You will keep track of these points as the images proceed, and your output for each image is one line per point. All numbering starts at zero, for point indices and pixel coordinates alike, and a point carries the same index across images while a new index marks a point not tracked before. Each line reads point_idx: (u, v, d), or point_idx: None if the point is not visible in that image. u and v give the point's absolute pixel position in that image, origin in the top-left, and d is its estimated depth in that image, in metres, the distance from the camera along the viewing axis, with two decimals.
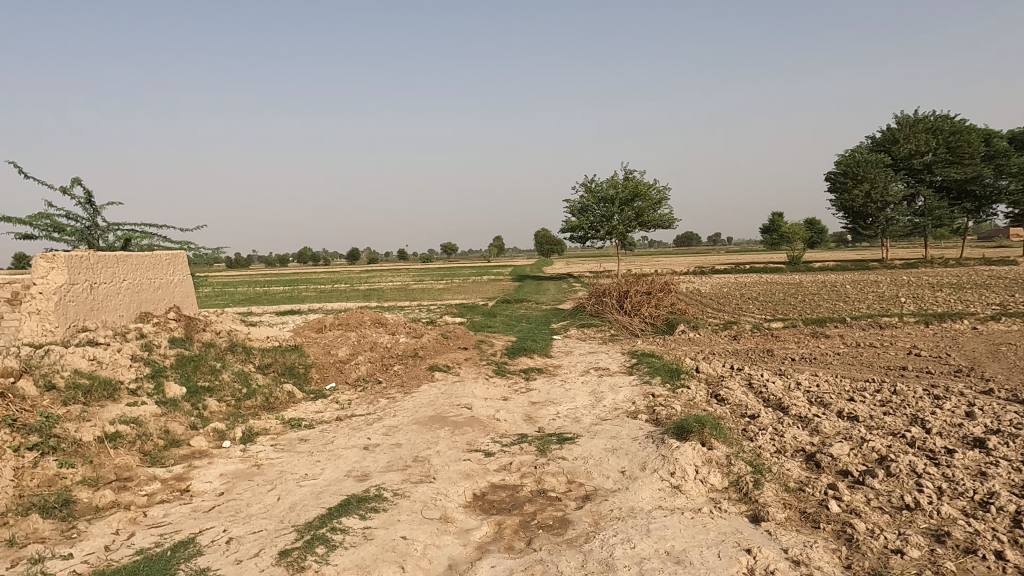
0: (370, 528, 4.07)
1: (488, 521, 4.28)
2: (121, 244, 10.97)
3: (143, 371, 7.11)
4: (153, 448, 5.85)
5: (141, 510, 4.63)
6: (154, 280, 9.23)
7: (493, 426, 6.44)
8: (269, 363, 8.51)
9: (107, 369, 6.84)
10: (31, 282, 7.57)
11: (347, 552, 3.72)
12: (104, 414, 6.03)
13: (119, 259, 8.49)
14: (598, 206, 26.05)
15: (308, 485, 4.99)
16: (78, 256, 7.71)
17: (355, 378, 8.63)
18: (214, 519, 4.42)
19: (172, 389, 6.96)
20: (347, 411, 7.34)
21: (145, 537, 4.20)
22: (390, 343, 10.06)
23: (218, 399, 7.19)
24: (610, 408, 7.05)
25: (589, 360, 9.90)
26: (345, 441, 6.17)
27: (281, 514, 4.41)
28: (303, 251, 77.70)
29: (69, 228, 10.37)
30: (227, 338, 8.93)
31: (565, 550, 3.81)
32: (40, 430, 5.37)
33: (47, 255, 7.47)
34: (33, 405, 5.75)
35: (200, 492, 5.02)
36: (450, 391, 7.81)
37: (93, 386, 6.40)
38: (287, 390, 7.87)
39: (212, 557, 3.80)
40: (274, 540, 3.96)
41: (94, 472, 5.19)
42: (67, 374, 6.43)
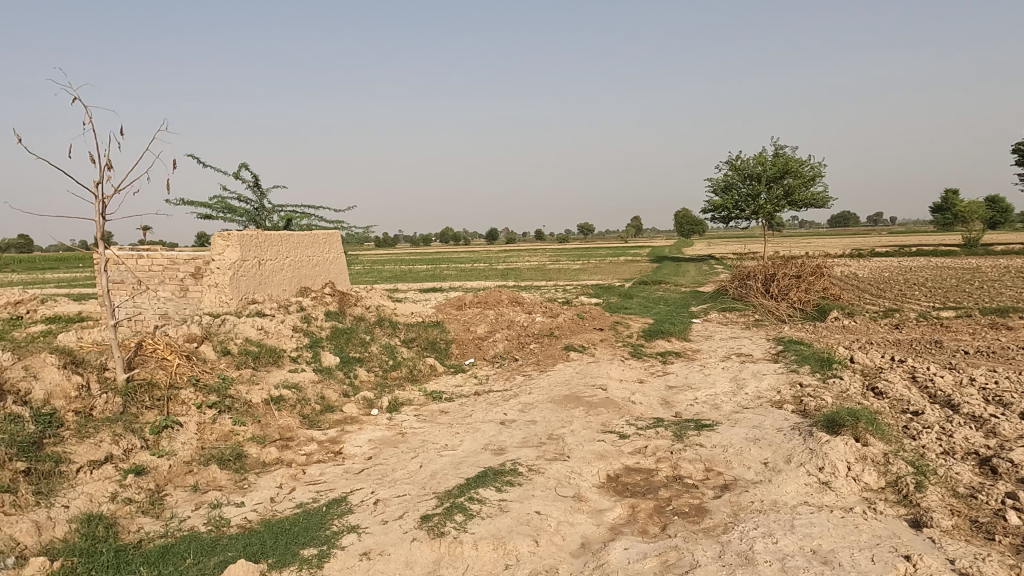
0: (506, 500, 4.19)
1: (622, 503, 4.25)
2: (284, 223, 11.99)
3: (303, 341, 7.74)
4: (311, 411, 6.38)
5: (300, 468, 5.08)
6: (313, 257, 9.95)
7: (629, 408, 6.37)
8: (413, 338, 8.99)
9: (272, 338, 7.51)
10: (211, 258, 8.41)
11: (484, 523, 3.86)
12: (270, 379, 6.65)
13: (282, 239, 9.24)
14: (744, 184, 24.80)
15: (448, 455, 5.21)
16: (249, 234, 8.49)
17: (493, 355, 8.87)
18: (363, 481, 4.74)
19: (328, 358, 7.53)
20: (485, 386, 7.57)
21: (304, 492, 4.60)
22: (527, 321, 10.20)
23: (367, 369, 7.71)
24: (753, 396, 6.75)
25: (731, 345, 9.52)
26: (483, 415, 6.37)
27: (423, 481, 4.65)
28: (446, 232, 81.30)
29: (239, 209, 11.46)
30: (375, 313, 9.47)
31: (701, 539, 3.71)
32: (218, 390, 6.05)
33: (223, 234, 8.30)
34: (212, 368, 6.46)
35: (351, 455, 5.40)
36: (586, 371, 7.83)
37: (261, 353, 7.08)
38: (429, 363, 8.25)
39: (361, 516, 4.09)
40: (417, 505, 4.18)
41: (262, 430, 5.76)
42: (239, 342, 7.15)
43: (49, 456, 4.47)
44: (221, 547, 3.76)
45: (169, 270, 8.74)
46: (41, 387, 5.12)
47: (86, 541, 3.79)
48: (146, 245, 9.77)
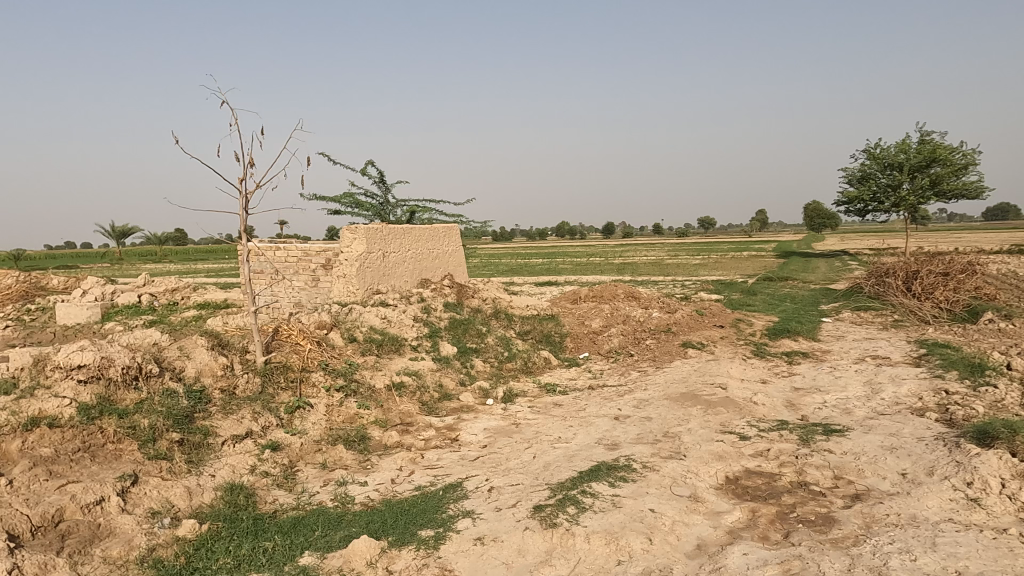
0: (619, 495, 4.14)
1: (741, 507, 4.08)
2: (407, 217, 12.48)
3: (423, 331, 8.01)
4: (430, 399, 6.60)
5: (419, 452, 5.27)
6: (433, 250, 10.25)
7: (750, 409, 6.11)
8: (528, 330, 9.09)
9: (395, 326, 7.83)
10: (340, 250, 8.92)
11: (596, 517, 3.83)
12: (392, 366, 6.95)
13: (405, 232, 9.60)
14: (883, 173, 23.04)
15: (561, 447, 5.23)
16: (374, 228, 8.91)
17: (608, 349, 8.78)
18: (478, 468, 4.85)
19: (446, 348, 7.76)
20: (600, 381, 7.52)
21: (422, 476, 4.77)
22: (643, 316, 10.01)
23: (483, 360, 7.88)
24: (890, 401, 6.26)
25: (865, 346, 8.89)
26: (596, 410, 6.32)
27: (536, 472, 4.69)
28: (562, 226, 81.31)
29: (366, 204, 12.05)
30: (491, 305, 9.64)
31: (828, 550, 3.49)
32: (345, 374, 6.40)
33: (351, 228, 8.77)
34: (340, 353, 6.84)
35: (466, 443, 5.54)
36: (704, 369, 7.59)
37: (384, 341, 7.41)
38: (543, 356, 8.29)
39: (476, 502, 4.19)
40: (530, 495, 4.22)
41: (384, 415, 6.03)
42: (364, 330, 7.52)
43: (198, 428, 4.92)
44: (345, 522, 3.98)
45: (302, 261, 9.33)
46: (192, 366, 5.63)
47: (229, 508, 4.14)
48: (283, 237, 10.50)
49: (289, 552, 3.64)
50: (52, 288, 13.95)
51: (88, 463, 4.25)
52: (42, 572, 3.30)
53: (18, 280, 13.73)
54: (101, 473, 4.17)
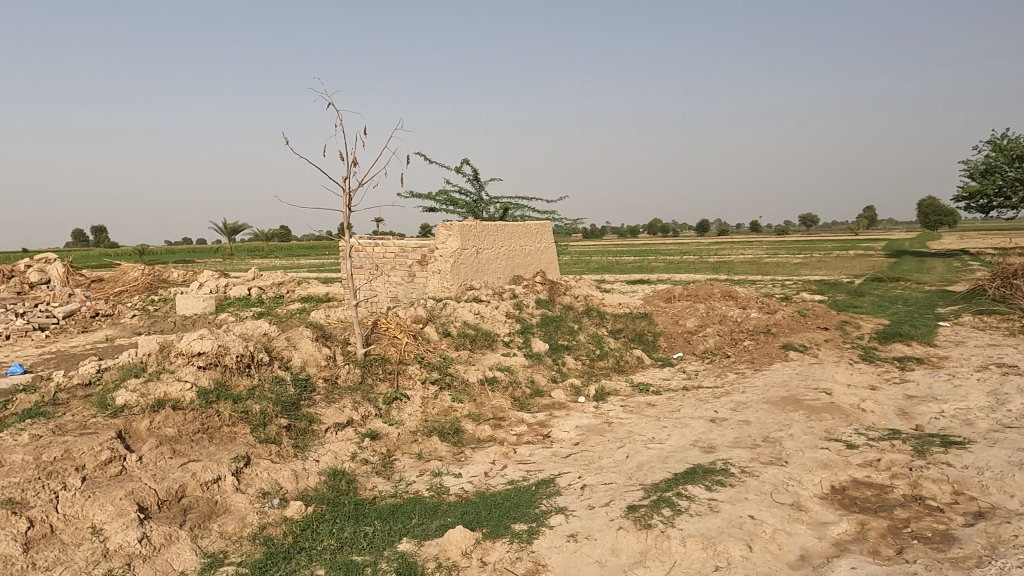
0: (716, 500, 4.03)
1: (849, 518, 3.88)
2: (499, 214, 12.62)
3: (515, 327, 8.08)
4: (522, 394, 6.65)
5: (512, 447, 5.32)
6: (527, 247, 10.26)
7: (858, 416, 5.79)
8: (621, 329, 8.99)
9: (487, 322, 7.94)
10: (436, 247, 9.16)
11: (692, 520, 3.75)
12: (485, 361, 7.06)
13: (498, 229, 9.71)
14: (1011, 166, 21.22)
15: (655, 448, 5.14)
16: (469, 225, 9.07)
17: (703, 350, 8.55)
18: (571, 465, 4.85)
19: (538, 344, 7.79)
20: (695, 382, 7.33)
21: (515, 470, 4.82)
22: (741, 317, 9.68)
23: (575, 357, 7.86)
24: (1019, 414, 5.76)
25: (989, 353, 8.22)
26: (691, 411, 6.18)
27: (630, 471, 4.63)
28: (654, 223, 79.79)
29: (460, 202, 12.27)
30: (583, 302, 9.59)
31: (947, 569, 3.26)
32: (439, 368, 6.55)
33: (447, 225, 8.99)
34: (435, 347, 7.00)
35: (558, 440, 5.54)
36: (806, 373, 7.25)
37: (478, 336, 7.53)
38: (636, 355, 8.18)
39: (569, 499, 4.19)
40: (624, 494, 4.18)
41: (477, 409, 6.13)
42: (458, 325, 7.66)
43: (304, 415, 5.18)
44: (441, 511, 4.08)
45: (399, 257, 9.62)
46: (298, 356, 5.93)
47: (333, 493, 4.33)
48: (381, 234, 10.86)
49: (389, 537, 3.77)
50: (173, 281, 15.04)
51: (207, 444, 4.56)
52: (168, 543, 3.59)
53: (144, 273, 14.90)
54: (218, 454, 4.46)
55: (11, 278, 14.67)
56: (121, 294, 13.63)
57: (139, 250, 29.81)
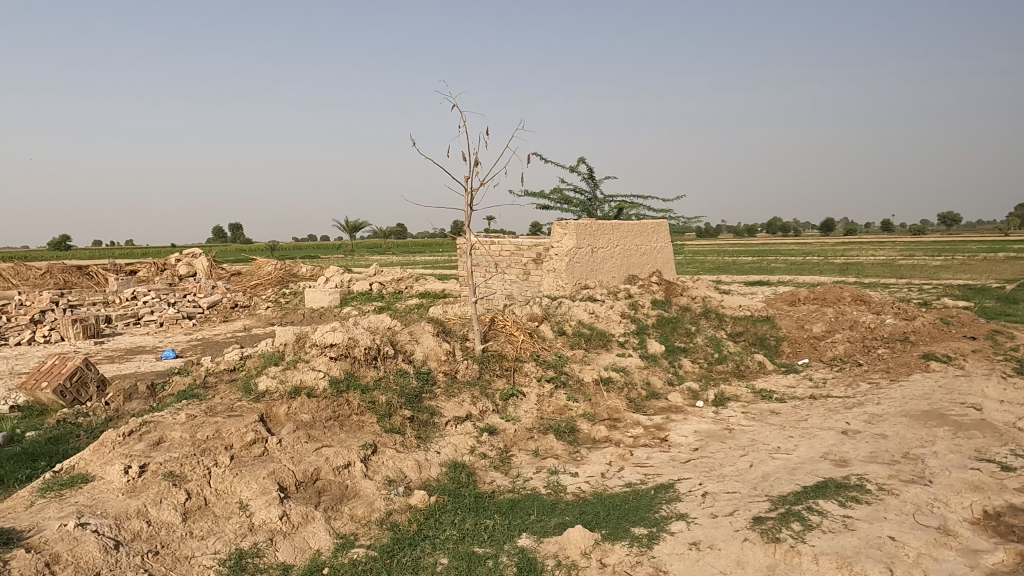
0: (851, 517, 3.79)
1: (1006, 547, 3.53)
2: (615, 213, 12.50)
3: (630, 327, 7.97)
4: (637, 396, 6.56)
5: (628, 449, 5.26)
6: (643, 246, 10.08)
7: (1014, 435, 5.26)
8: (741, 332, 8.67)
9: (602, 322, 7.88)
10: (551, 245, 9.22)
11: (825, 537, 3.55)
12: (600, 361, 7.01)
13: (614, 228, 9.61)
14: None
15: (781, 458, 4.91)
16: (584, 224, 9.05)
17: (831, 357, 8.07)
18: (690, 472, 4.73)
19: (654, 345, 7.65)
20: (823, 391, 6.94)
21: (632, 473, 4.76)
22: (874, 322, 9.05)
23: (692, 360, 7.65)
24: None
25: None
26: (820, 422, 5.85)
27: (754, 481, 4.45)
28: (773, 222, 76.42)
29: (575, 201, 12.28)
30: (701, 303, 9.31)
31: None
32: (555, 366, 6.58)
33: (562, 224, 9.02)
34: (550, 345, 7.04)
35: (677, 444, 5.42)
36: (951, 386, 6.68)
37: (593, 336, 7.50)
38: (758, 359, 7.85)
39: (690, 506, 4.08)
40: (749, 505, 4.02)
41: (592, 409, 6.11)
42: (573, 324, 7.67)
43: (426, 408, 5.36)
44: (559, 509, 4.10)
45: (515, 255, 9.75)
46: (420, 350, 6.14)
47: (453, 484, 4.46)
48: (497, 232, 11.05)
49: (508, 532, 3.83)
50: (302, 275, 16.02)
51: (338, 431, 4.82)
52: (305, 521, 3.83)
53: (277, 268, 15.97)
54: (348, 441, 4.71)
55: (165, 271, 16.18)
56: (256, 287, 14.69)
57: (271, 245, 31.95)
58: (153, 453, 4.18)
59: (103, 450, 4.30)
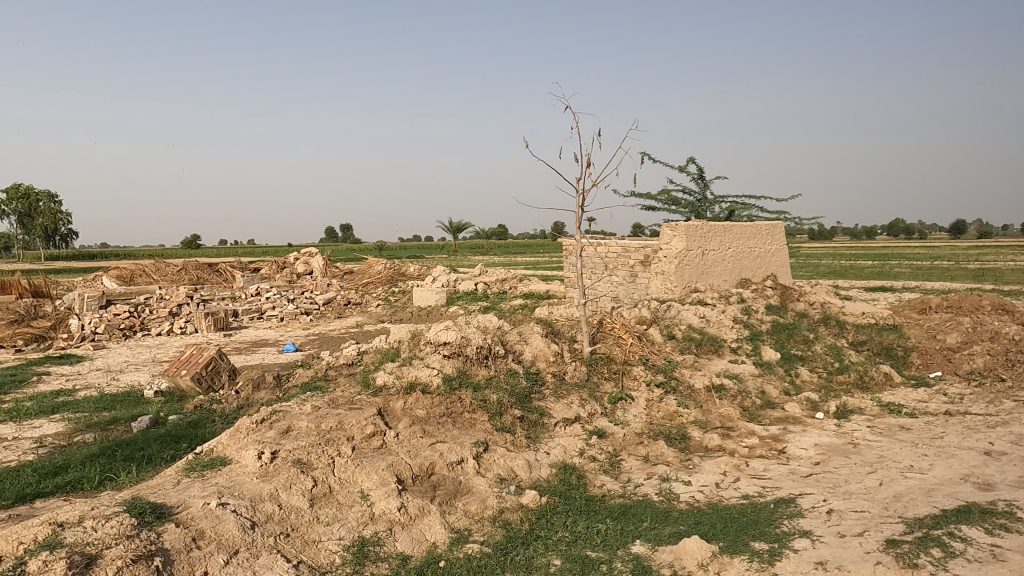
0: (1001, 547, 3.47)
1: None
2: (725, 214, 12.11)
3: (743, 333, 7.68)
4: (752, 405, 6.31)
5: (744, 460, 5.06)
6: (757, 249, 9.68)
7: None
8: (864, 341, 8.16)
9: (713, 326, 7.64)
10: (660, 247, 9.07)
11: (971, 567, 3.27)
12: (711, 367, 6.80)
13: (726, 230, 9.30)
14: None
15: (915, 478, 4.57)
16: (695, 225, 8.84)
17: (968, 371, 7.43)
18: (813, 487, 4.49)
19: (769, 352, 7.33)
20: (960, 407, 6.40)
21: (749, 485, 4.58)
22: (1020, 334, 8.25)
23: (810, 369, 7.28)
24: None
25: None
26: (958, 441, 5.40)
27: (885, 501, 4.17)
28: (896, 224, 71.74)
29: (683, 202, 12.01)
30: (820, 309, 8.83)
31: None
32: (665, 371, 6.45)
33: (671, 225, 8.86)
34: (659, 350, 6.90)
35: (796, 457, 5.16)
36: None
37: (703, 341, 7.29)
38: (884, 370, 7.35)
39: (814, 523, 3.88)
40: (880, 526, 3.77)
41: (704, 416, 5.93)
42: (683, 328, 7.49)
43: (536, 408, 5.40)
44: (673, 518, 4.00)
45: (622, 257, 9.66)
46: (529, 351, 6.19)
47: (564, 486, 4.45)
48: (603, 233, 10.98)
49: (622, 537, 3.78)
50: (410, 274, 16.54)
51: (451, 428, 4.94)
52: (421, 514, 3.94)
53: (386, 267, 16.59)
54: (461, 437, 4.82)
55: (285, 268, 17.19)
56: (368, 285, 15.33)
57: (379, 245, 33.22)
58: (283, 440, 4.44)
59: (238, 435, 4.62)
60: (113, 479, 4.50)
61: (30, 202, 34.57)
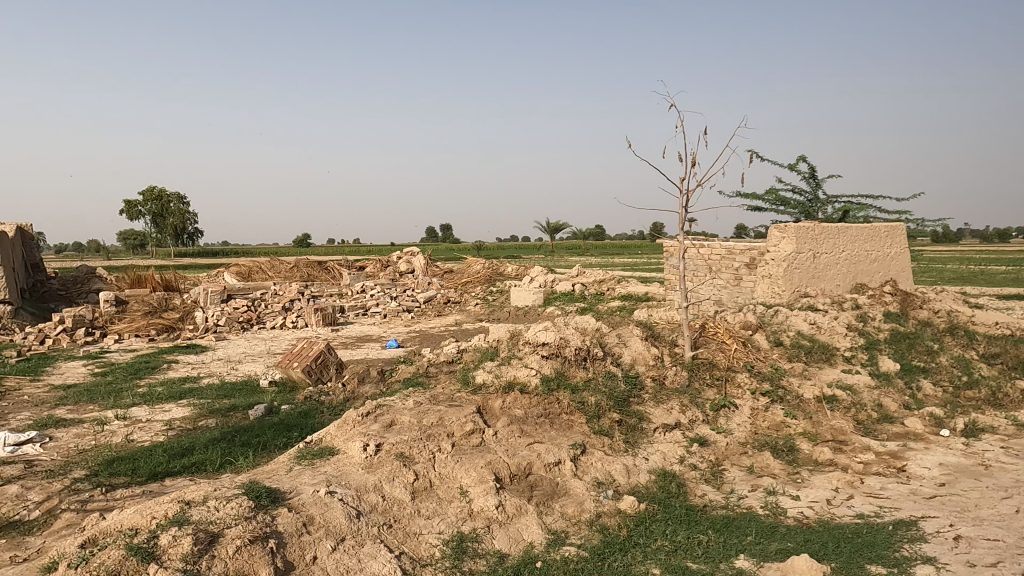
0: None
1: None
2: (839, 215, 11.46)
3: (858, 341, 7.24)
4: (867, 419, 5.93)
5: (858, 476, 4.76)
6: (874, 252, 9.10)
7: None
8: (997, 354, 7.47)
9: (825, 334, 7.25)
10: (768, 249, 8.70)
11: None
12: (822, 377, 6.45)
13: (840, 231, 8.79)
14: None
15: None
16: (806, 227, 8.41)
17: None
18: (937, 510, 4.16)
19: (886, 363, 6.87)
20: None
21: (864, 503, 4.30)
22: None
23: (934, 383, 6.76)
24: None
25: None
26: None
27: (1022, 531, 3.80)
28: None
29: (792, 202, 11.48)
30: (945, 318, 8.18)
31: None
32: (771, 379, 6.17)
33: (780, 226, 8.48)
34: (765, 356, 6.62)
35: (917, 477, 4.80)
36: None
37: (814, 348, 6.92)
38: (1020, 387, 6.70)
39: (939, 549, 3.60)
40: (1017, 558, 3.44)
41: (814, 428, 5.62)
42: (791, 334, 7.15)
43: (635, 412, 5.31)
44: (780, 534, 3.81)
45: (726, 259, 9.34)
46: (628, 354, 6.09)
47: (663, 494, 4.35)
48: (706, 234, 10.66)
49: (725, 551, 3.65)
50: (508, 275, 16.72)
51: (549, 428, 4.95)
52: (519, 513, 3.96)
53: (485, 267, 16.82)
54: (558, 439, 4.81)
55: (389, 267, 17.80)
56: (467, 284, 15.62)
57: (478, 245, 33.82)
58: (387, 433, 4.59)
59: (345, 427, 4.82)
60: (232, 463, 4.81)
61: (162, 204, 37.39)
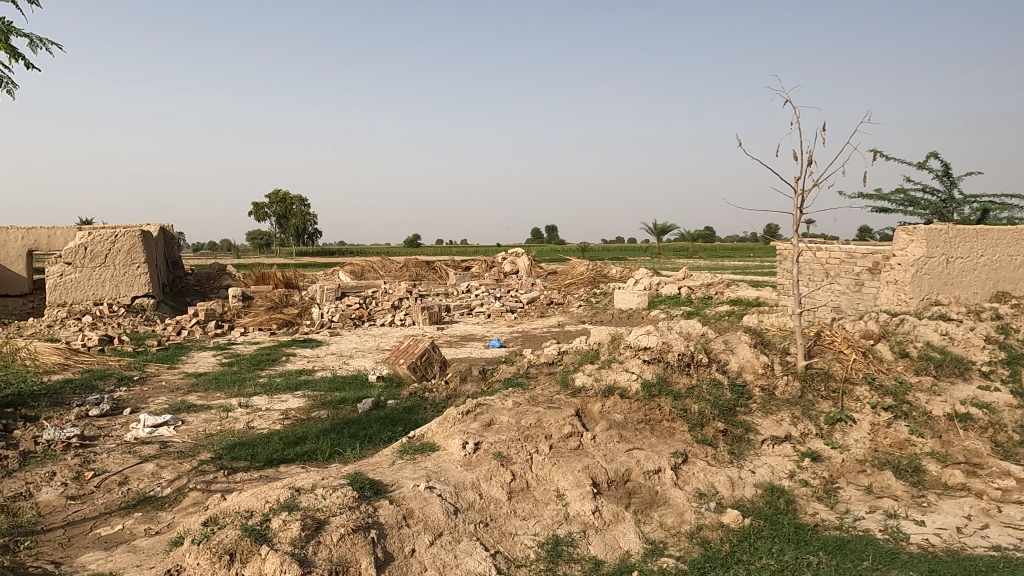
0: None
1: None
2: (978, 216, 10.47)
3: (998, 355, 6.59)
4: (1007, 441, 5.37)
5: (995, 504, 4.32)
6: (1019, 256, 8.24)
7: None
8: None
9: (959, 346, 6.64)
10: (893, 253, 8.09)
11: None
12: (954, 393, 5.91)
13: (979, 234, 8.02)
14: None
15: None
16: (938, 229, 7.74)
17: None
18: None
19: None
20: None
21: (1001, 535, 3.90)
22: None
23: None
24: None
25: None
26: None
27: None
28: None
29: (923, 202, 10.63)
30: None
31: None
32: (895, 394, 5.72)
33: (908, 229, 7.84)
34: (889, 368, 6.15)
35: None
36: None
37: (945, 361, 6.36)
38: None
39: None
40: None
41: (943, 448, 5.16)
42: (919, 346, 6.61)
43: (741, 423, 5.08)
44: (901, 561, 3.52)
45: (846, 264, 8.78)
46: (735, 361, 5.85)
47: (770, 510, 4.13)
48: (824, 237, 10.08)
49: None
50: (612, 276, 16.52)
51: (649, 435, 4.83)
52: (615, 520, 3.89)
53: (589, 268, 16.72)
54: (658, 446, 4.69)
55: (494, 267, 18.06)
56: (571, 285, 15.57)
57: (583, 247, 33.76)
58: (486, 432, 4.65)
59: (446, 424, 4.92)
60: (340, 453, 5.04)
61: (286, 205, 39.73)
